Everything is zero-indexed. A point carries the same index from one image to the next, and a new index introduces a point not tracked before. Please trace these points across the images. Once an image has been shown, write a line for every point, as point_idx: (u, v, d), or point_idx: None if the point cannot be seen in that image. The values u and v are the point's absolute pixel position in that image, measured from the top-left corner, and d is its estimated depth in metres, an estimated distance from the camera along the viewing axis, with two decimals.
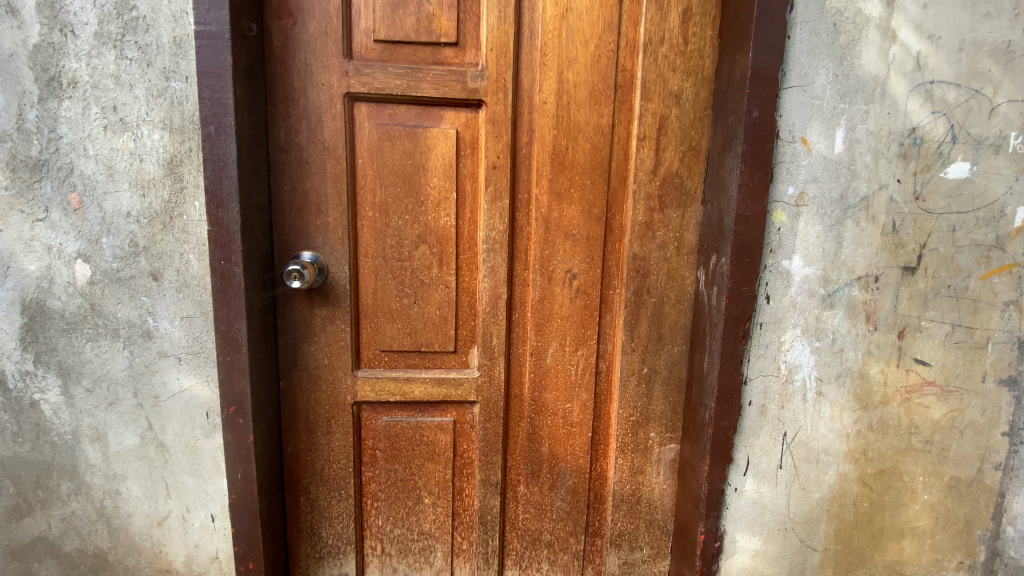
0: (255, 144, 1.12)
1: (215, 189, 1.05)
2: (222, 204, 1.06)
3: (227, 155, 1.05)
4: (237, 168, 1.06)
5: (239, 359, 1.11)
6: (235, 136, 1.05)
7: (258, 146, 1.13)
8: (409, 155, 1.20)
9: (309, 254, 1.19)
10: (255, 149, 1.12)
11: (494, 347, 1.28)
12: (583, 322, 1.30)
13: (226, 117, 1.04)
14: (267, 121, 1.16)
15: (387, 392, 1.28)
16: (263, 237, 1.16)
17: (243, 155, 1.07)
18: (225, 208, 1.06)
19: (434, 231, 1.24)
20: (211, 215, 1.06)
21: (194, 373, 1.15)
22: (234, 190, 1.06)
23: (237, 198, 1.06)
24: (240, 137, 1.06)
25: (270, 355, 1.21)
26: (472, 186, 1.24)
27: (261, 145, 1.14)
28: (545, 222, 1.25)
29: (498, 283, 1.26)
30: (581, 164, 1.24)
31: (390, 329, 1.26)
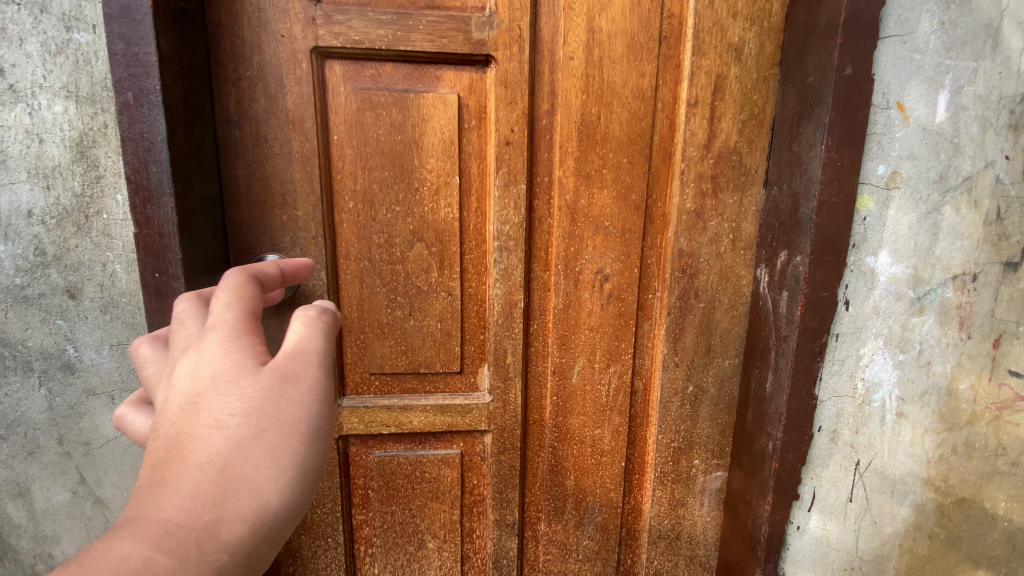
0: (195, 117, 0.84)
1: (138, 178, 0.77)
2: (150, 199, 0.78)
3: (153, 132, 0.77)
4: (170, 149, 0.78)
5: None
6: (162, 105, 0.77)
7: (199, 118, 0.86)
8: (398, 128, 0.93)
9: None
10: (194, 123, 0.84)
11: (509, 366, 1.05)
12: (617, 334, 1.06)
13: (148, 79, 0.76)
14: (210, 84, 0.88)
15: (379, 422, 1.05)
16: (213, 239, 0.90)
17: (177, 132, 0.80)
18: (155, 204, 0.79)
19: (431, 225, 0.98)
20: (136, 213, 0.79)
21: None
22: (166, 179, 0.78)
23: (171, 190, 0.79)
24: (171, 106, 0.79)
25: None
26: (479, 167, 0.98)
27: (203, 117, 0.87)
28: (570, 212, 1.00)
29: (514, 289, 1.02)
30: (617, 137, 0.98)
31: (381, 348, 1.02)
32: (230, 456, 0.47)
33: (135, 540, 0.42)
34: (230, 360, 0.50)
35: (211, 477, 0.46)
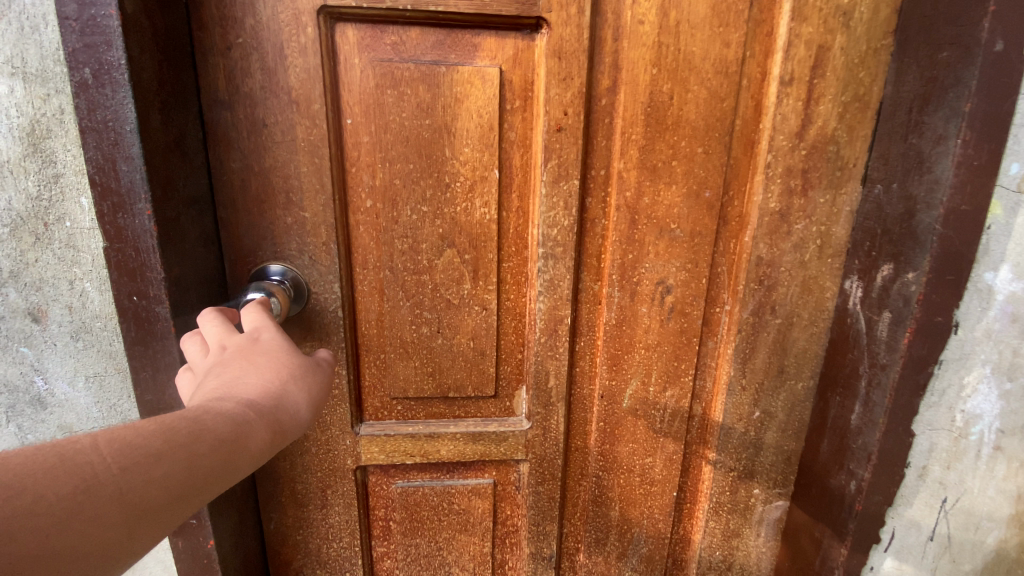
0: (176, 98, 0.67)
1: (104, 180, 0.61)
2: (120, 206, 0.62)
3: (120, 121, 0.60)
4: (144, 142, 0.61)
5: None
6: (130, 84, 0.59)
7: (180, 100, 0.68)
8: (425, 110, 0.76)
9: (278, 269, 0.79)
10: (175, 106, 0.67)
11: (551, 391, 0.90)
12: (672, 351, 0.91)
13: (109, 50, 0.58)
14: (193, 54, 0.70)
15: (402, 452, 0.91)
16: (204, 247, 0.74)
17: (154, 119, 0.63)
18: (127, 211, 0.62)
19: (464, 229, 0.82)
20: (104, 223, 0.63)
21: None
22: (140, 180, 0.62)
23: (147, 194, 0.62)
24: (142, 86, 0.61)
25: None
26: (523, 159, 0.81)
27: (186, 97, 0.69)
28: (631, 213, 0.84)
29: (560, 303, 0.86)
30: (692, 123, 0.80)
31: (404, 370, 0.88)
32: (284, 369, 0.50)
33: (224, 400, 0.44)
34: (279, 338, 0.55)
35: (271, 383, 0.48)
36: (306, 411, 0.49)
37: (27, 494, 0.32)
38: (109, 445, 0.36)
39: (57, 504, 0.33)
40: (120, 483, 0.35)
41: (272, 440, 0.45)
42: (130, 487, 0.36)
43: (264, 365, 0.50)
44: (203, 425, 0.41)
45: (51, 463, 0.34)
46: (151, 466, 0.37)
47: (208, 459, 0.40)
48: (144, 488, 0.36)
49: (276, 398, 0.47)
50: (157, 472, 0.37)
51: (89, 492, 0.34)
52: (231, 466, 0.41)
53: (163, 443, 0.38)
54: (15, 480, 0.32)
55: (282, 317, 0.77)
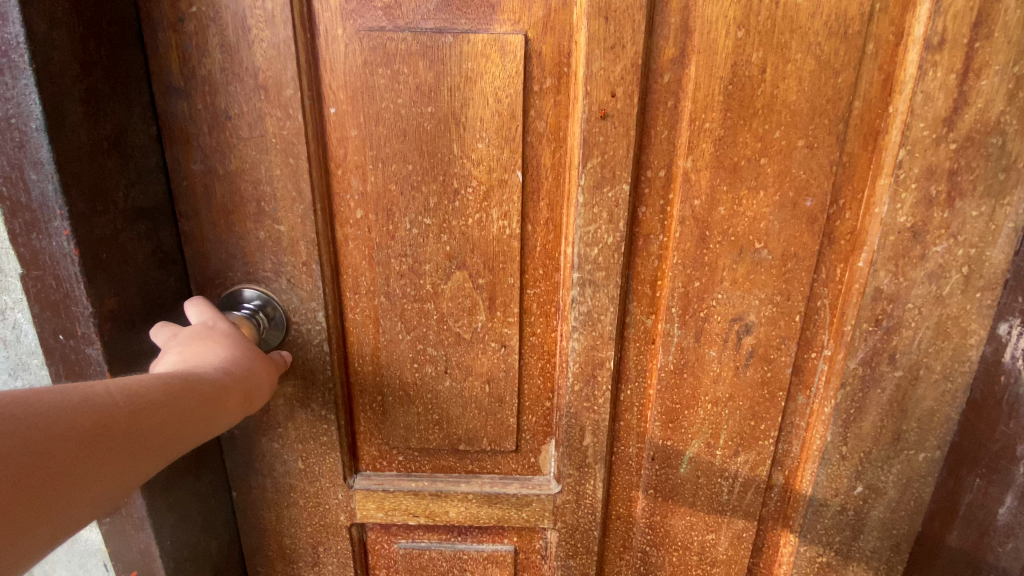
0: (114, 83, 0.52)
1: (13, 193, 0.48)
2: (34, 224, 0.49)
3: (24, 116, 0.46)
4: (55, 142, 0.47)
5: (127, 504, 0.58)
6: (32, 68, 0.45)
7: (124, 85, 0.53)
8: (426, 94, 0.58)
9: (253, 294, 0.64)
10: (114, 93, 0.52)
11: (587, 450, 0.72)
12: (752, 411, 0.71)
13: (3, 24, 0.43)
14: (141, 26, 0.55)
15: (403, 511, 0.76)
16: (161, 269, 0.60)
17: (74, 113, 0.48)
18: (42, 231, 0.49)
19: (478, 247, 0.64)
20: (20, 245, 0.50)
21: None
22: (54, 193, 0.48)
23: (63, 209, 0.48)
24: (53, 68, 0.46)
25: (203, 467, 0.69)
26: (556, 157, 0.61)
27: (132, 81, 0.55)
28: (699, 229, 0.63)
29: (602, 343, 0.67)
30: (788, 107, 0.59)
31: (406, 417, 0.72)
32: (244, 349, 0.54)
33: (201, 366, 0.48)
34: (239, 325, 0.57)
35: (240, 360, 0.52)
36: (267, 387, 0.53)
37: (54, 423, 0.35)
38: (118, 391, 0.40)
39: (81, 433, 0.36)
40: (130, 422, 0.39)
41: (243, 406, 0.50)
42: (137, 427, 0.39)
43: (231, 346, 0.53)
44: (191, 383, 0.45)
45: (71, 400, 0.37)
46: (154, 411, 0.41)
47: (196, 412, 0.44)
48: (147, 431, 0.40)
49: (246, 371, 0.51)
50: (160, 417, 0.41)
51: (106, 427, 0.38)
52: (213, 422, 0.45)
53: (162, 394, 0.42)
54: (52, 409, 0.35)
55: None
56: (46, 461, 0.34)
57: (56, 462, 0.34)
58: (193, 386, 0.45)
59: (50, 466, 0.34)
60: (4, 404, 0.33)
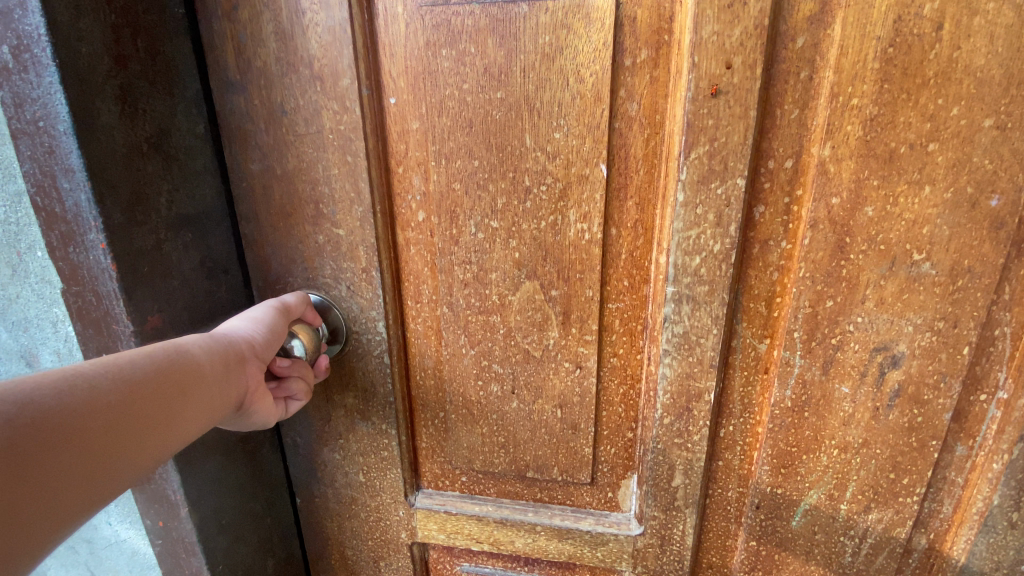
0: (153, 78, 0.48)
1: (48, 203, 0.46)
2: (70, 236, 0.46)
3: (50, 119, 0.42)
4: (86, 145, 0.43)
5: (178, 527, 0.56)
6: (56, 63, 0.41)
7: (166, 77, 0.50)
8: (495, 77, 0.50)
9: (316, 300, 0.60)
10: (152, 88, 0.48)
11: (676, 491, 0.62)
12: (894, 462, 0.56)
13: (25, 16, 0.40)
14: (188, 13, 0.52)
15: (466, 536, 0.70)
16: (210, 280, 0.56)
17: (107, 112, 0.45)
18: (80, 244, 0.46)
19: (552, 254, 0.55)
20: (60, 259, 0.48)
21: (130, 522, 0.63)
22: (86, 200, 0.44)
23: (96, 219, 0.45)
24: (81, 63, 0.42)
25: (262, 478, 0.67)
26: (649, 146, 0.51)
27: (175, 75, 0.51)
28: (836, 234, 0.49)
29: (700, 370, 0.56)
30: (975, 73, 0.43)
31: (468, 438, 0.65)
32: (237, 322, 0.51)
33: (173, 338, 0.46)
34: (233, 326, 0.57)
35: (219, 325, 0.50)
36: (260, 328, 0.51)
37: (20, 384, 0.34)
38: (73, 378, 0.37)
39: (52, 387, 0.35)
40: (98, 369, 0.38)
41: (234, 377, 0.47)
42: (104, 410, 0.37)
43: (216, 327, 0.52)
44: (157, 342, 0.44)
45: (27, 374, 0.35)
46: (120, 395, 0.38)
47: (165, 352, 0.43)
48: (121, 373, 0.39)
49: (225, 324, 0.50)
50: (129, 400, 0.39)
51: (74, 375, 0.37)
52: (193, 399, 0.43)
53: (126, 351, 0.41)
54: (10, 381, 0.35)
55: (305, 360, 0.58)
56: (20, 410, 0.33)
57: (28, 410, 0.33)
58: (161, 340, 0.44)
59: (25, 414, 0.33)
60: None
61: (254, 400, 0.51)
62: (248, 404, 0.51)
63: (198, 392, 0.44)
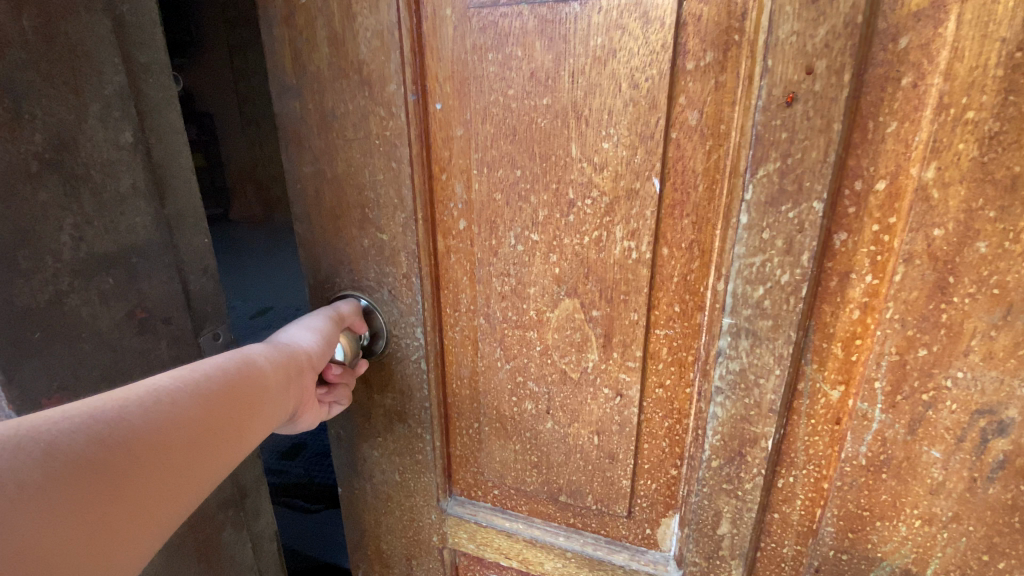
0: (50, 73, 0.45)
1: None
2: None
3: None
4: None
5: None
6: None
7: (71, 80, 0.46)
8: (542, 82, 0.46)
9: (365, 305, 0.61)
10: (49, 87, 0.45)
11: (721, 540, 0.56)
12: (993, 545, 0.47)
13: None
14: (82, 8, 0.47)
15: (495, 549, 0.69)
16: (141, 334, 0.54)
17: None
18: None
19: (595, 272, 0.51)
20: None
21: None
22: None
23: None
24: None
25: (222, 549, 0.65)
26: (711, 160, 0.45)
27: (81, 82, 0.47)
28: (936, 272, 0.41)
29: (757, 414, 0.50)
30: None
31: (501, 452, 0.63)
32: (288, 334, 0.51)
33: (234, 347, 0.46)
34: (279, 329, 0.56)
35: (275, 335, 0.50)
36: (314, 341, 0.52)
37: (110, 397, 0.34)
38: (159, 391, 0.36)
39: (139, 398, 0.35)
40: (178, 380, 0.38)
41: (290, 388, 0.47)
42: (188, 422, 0.36)
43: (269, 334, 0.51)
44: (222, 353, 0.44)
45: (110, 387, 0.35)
46: (204, 405, 0.38)
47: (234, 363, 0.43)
48: (200, 384, 0.39)
49: (284, 337, 0.50)
50: (209, 411, 0.38)
51: (159, 387, 0.36)
52: (259, 410, 0.43)
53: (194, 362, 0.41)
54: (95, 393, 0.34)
55: (348, 364, 0.59)
56: (120, 423, 0.33)
57: (128, 422, 0.33)
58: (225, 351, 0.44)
59: (126, 426, 0.33)
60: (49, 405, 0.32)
61: (303, 409, 0.52)
62: (298, 412, 0.52)
63: (262, 403, 0.44)
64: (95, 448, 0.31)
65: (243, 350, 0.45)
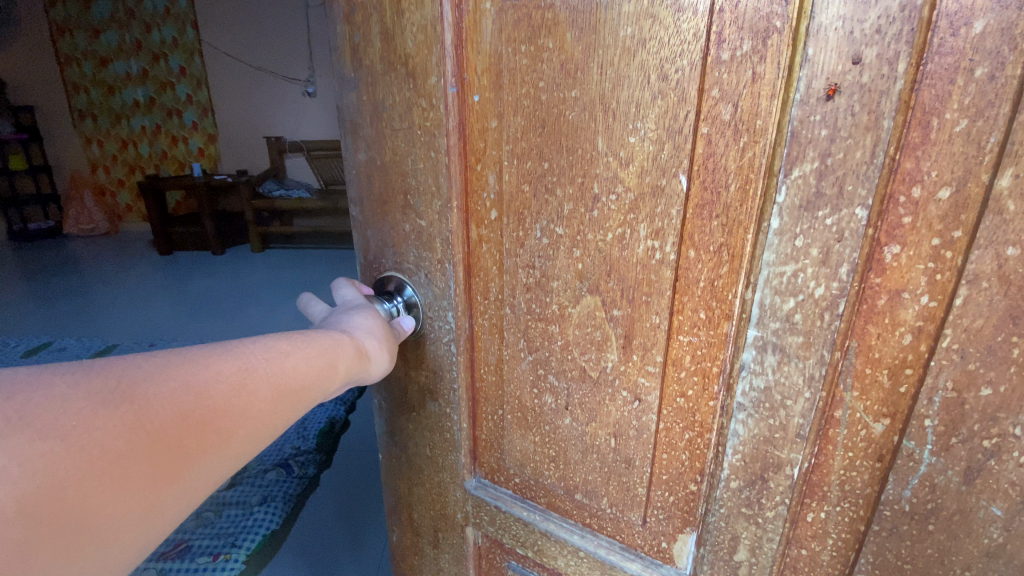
0: None
1: None
2: None
3: None
4: None
5: None
6: None
7: None
8: (571, 74, 0.46)
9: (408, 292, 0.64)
10: None
11: (738, 566, 0.52)
12: None
13: None
14: None
15: (513, 536, 0.70)
16: None
17: None
18: None
19: (616, 270, 0.50)
20: None
21: None
22: None
23: None
24: None
25: None
26: (746, 158, 0.41)
27: None
28: (1009, 299, 0.35)
29: (782, 437, 0.46)
30: None
31: (522, 442, 0.64)
32: (343, 326, 0.54)
33: (327, 330, 0.52)
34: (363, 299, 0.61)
35: (362, 327, 0.55)
36: (386, 347, 0.56)
37: (211, 368, 0.40)
38: (246, 375, 0.42)
39: (231, 375, 0.41)
40: (268, 368, 0.44)
41: (338, 385, 0.49)
42: (256, 412, 0.42)
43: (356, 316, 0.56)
44: (316, 338, 0.49)
45: (214, 352, 0.41)
46: (273, 398, 0.43)
47: (320, 360, 0.48)
48: (282, 375, 0.45)
49: (369, 335, 0.55)
50: (275, 404, 0.43)
51: (250, 370, 0.42)
52: (300, 403, 0.46)
53: (291, 347, 0.46)
54: (202, 357, 0.40)
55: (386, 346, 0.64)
56: (205, 398, 0.39)
57: (211, 399, 0.39)
58: (318, 341, 0.49)
59: (209, 403, 0.39)
60: (166, 357, 0.39)
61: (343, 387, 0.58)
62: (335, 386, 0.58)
63: (305, 389, 0.46)
64: (181, 417, 0.37)
65: (297, 332, 0.49)
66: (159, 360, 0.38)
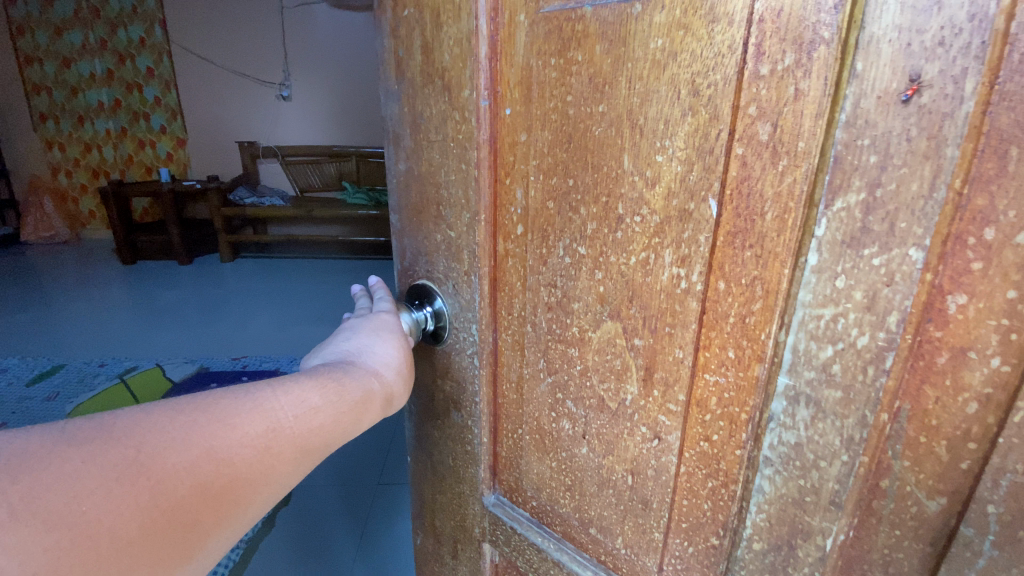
0: None
1: None
2: None
3: None
4: None
5: None
6: None
7: None
8: (599, 89, 0.44)
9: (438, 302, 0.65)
10: None
11: None
12: None
13: None
14: None
15: (527, 560, 0.68)
16: None
17: None
18: None
19: (639, 297, 0.46)
20: None
21: None
22: None
23: None
24: None
25: None
26: (784, 184, 0.36)
27: None
28: None
29: (815, 502, 0.40)
30: None
31: (539, 465, 0.62)
32: (378, 366, 0.54)
33: (356, 371, 0.52)
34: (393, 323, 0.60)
35: (389, 368, 0.55)
36: (405, 388, 0.57)
37: (236, 431, 0.40)
38: (271, 436, 0.42)
39: (256, 438, 0.41)
40: (295, 427, 0.44)
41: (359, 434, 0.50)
42: (278, 474, 0.43)
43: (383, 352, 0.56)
44: (343, 386, 0.49)
45: (241, 411, 0.41)
46: (297, 458, 0.44)
47: (344, 415, 0.48)
48: (307, 433, 0.45)
49: (393, 378, 0.55)
50: (297, 463, 0.44)
51: (276, 431, 0.43)
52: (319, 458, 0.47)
53: (320, 400, 0.46)
54: (228, 420, 0.40)
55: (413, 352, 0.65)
56: (228, 466, 0.39)
57: (235, 467, 0.40)
58: (344, 392, 0.49)
59: (232, 471, 0.40)
60: (191, 420, 0.39)
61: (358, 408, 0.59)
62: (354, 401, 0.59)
63: (327, 444, 0.47)
64: (203, 491, 0.38)
65: (328, 378, 0.49)
66: (186, 427, 0.38)
